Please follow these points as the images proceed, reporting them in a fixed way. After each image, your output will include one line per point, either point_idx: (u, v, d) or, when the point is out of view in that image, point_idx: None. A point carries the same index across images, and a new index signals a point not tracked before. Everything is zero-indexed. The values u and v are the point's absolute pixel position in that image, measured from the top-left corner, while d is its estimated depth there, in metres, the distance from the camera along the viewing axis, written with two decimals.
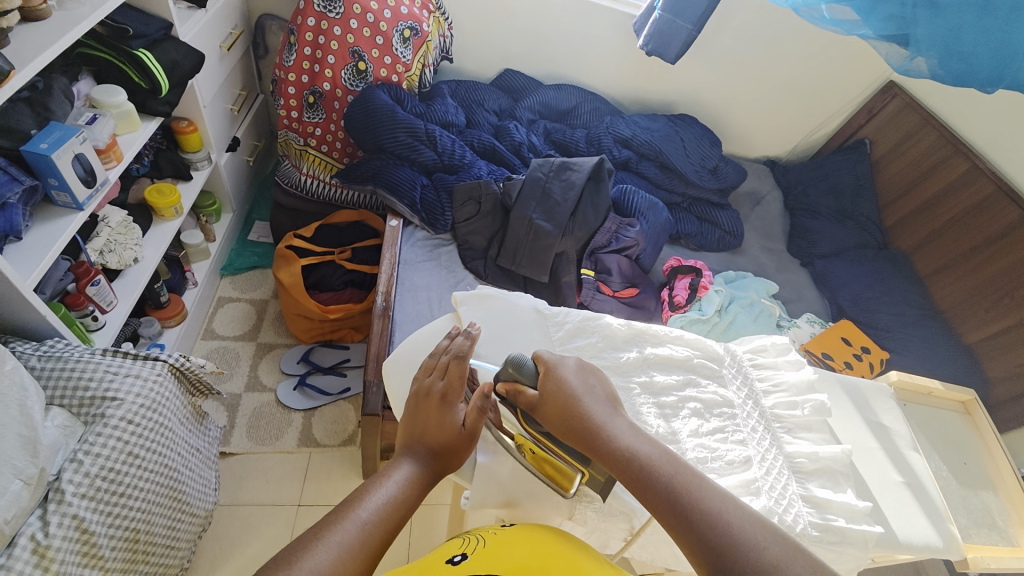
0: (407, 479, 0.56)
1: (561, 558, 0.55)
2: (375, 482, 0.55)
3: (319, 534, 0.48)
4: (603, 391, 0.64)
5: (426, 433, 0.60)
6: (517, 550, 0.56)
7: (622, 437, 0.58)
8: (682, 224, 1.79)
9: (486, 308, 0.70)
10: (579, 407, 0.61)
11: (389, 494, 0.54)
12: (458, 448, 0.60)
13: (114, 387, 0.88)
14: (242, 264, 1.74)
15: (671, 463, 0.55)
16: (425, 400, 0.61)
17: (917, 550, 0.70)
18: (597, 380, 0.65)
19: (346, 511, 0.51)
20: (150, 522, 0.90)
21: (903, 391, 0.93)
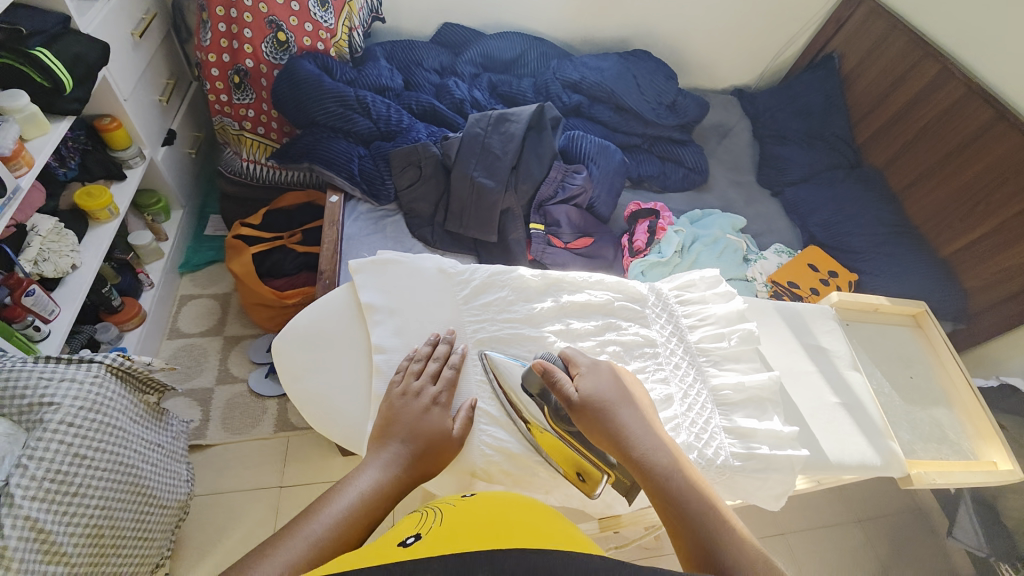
0: (376, 489, 0.50)
1: (529, 527, 0.47)
2: (335, 494, 0.49)
3: (258, 557, 0.42)
4: (638, 400, 0.59)
5: (402, 438, 0.53)
6: (478, 522, 0.47)
7: (663, 460, 0.53)
8: (642, 166, 1.72)
9: (384, 275, 0.66)
10: (615, 418, 0.56)
11: (352, 509, 0.48)
12: (441, 453, 0.54)
13: (50, 392, 0.87)
14: (199, 260, 1.71)
15: (707, 504, 0.50)
16: (405, 403, 0.55)
17: (851, 468, 0.69)
18: (634, 389, 0.60)
19: (297, 529, 0.45)
20: (114, 516, 0.92)
21: (847, 312, 0.90)
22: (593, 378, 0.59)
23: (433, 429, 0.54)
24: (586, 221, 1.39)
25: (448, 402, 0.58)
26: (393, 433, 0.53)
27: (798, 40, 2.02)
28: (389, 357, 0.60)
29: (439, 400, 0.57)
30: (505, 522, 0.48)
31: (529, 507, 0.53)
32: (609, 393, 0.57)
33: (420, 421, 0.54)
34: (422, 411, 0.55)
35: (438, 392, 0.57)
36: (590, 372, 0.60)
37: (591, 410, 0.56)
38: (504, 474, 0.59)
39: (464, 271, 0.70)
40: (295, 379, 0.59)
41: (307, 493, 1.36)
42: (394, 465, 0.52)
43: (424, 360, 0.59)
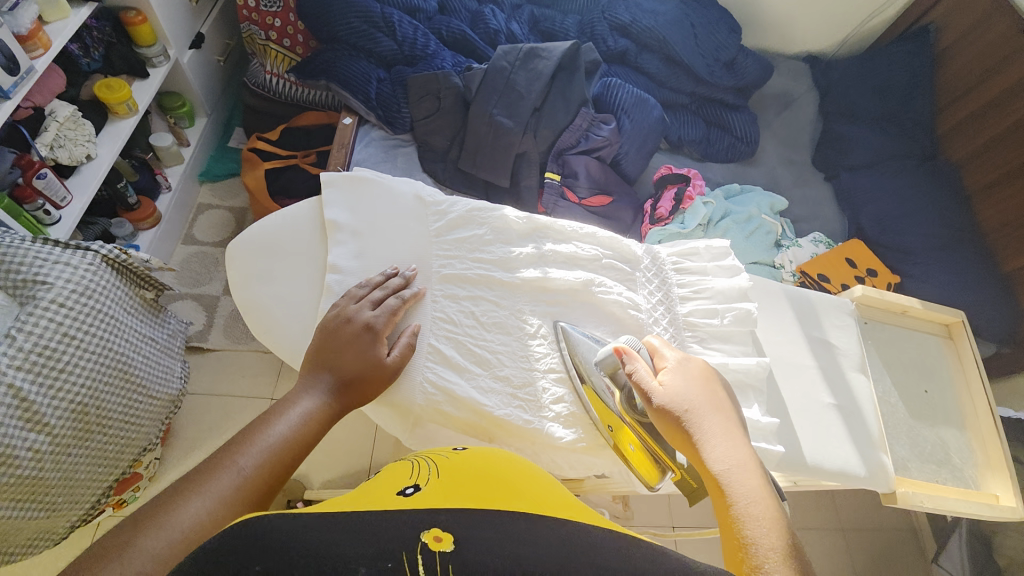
0: (305, 415, 0.49)
1: (531, 493, 0.46)
2: (266, 423, 0.48)
3: (186, 489, 0.42)
4: (727, 411, 0.52)
5: (331, 365, 0.52)
6: (478, 480, 0.45)
7: (739, 477, 0.46)
8: (683, 128, 1.58)
9: (354, 193, 0.62)
10: (696, 420, 0.50)
11: (281, 436, 0.47)
12: (374, 381, 0.52)
13: (43, 273, 0.91)
14: (220, 171, 1.70)
15: (786, 540, 0.42)
16: (338, 327, 0.52)
17: (828, 474, 0.63)
18: (724, 395, 0.53)
19: (225, 458, 0.45)
20: (100, 397, 0.96)
21: (869, 310, 0.81)
22: (679, 377, 0.53)
23: (364, 360, 0.52)
24: (606, 177, 1.30)
25: (386, 329, 0.54)
26: (323, 362, 0.52)
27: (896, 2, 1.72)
28: (342, 278, 0.57)
29: (374, 325, 0.53)
30: (507, 484, 0.46)
31: (530, 474, 0.50)
32: (695, 393, 0.52)
33: (350, 349, 0.52)
34: (355, 336, 0.52)
35: (375, 318, 0.53)
36: (678, 370, 0.54)
37: (677, 407, 0.51)
38: (445, 418, 0.56)
39: (442, 201, 0.65)
40: (244, 287, 0.57)
41: None
42: (326, 392, 0.51)
43: (370, 287, 0.56)
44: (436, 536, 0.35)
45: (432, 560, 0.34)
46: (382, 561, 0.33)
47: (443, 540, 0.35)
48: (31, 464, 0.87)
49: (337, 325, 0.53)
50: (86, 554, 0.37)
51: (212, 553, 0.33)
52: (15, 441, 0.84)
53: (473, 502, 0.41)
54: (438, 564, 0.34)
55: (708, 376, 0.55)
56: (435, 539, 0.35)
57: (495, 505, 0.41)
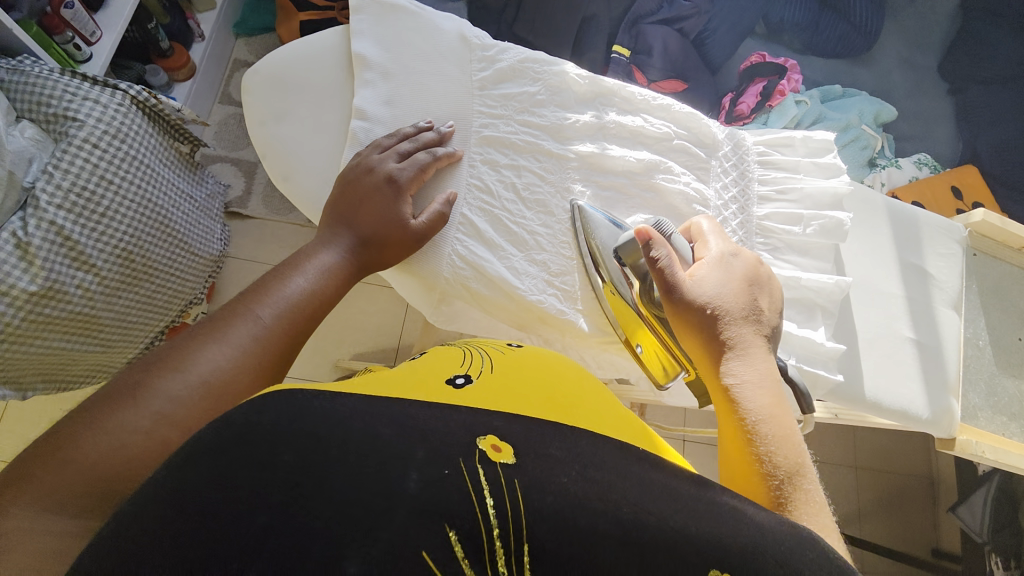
0: (324, 270, 0.46)
1: (589, 403, 0.43)
2: (283, 276, 0.45)
3: (203, 334, 0.40)
4: (756, 311, 0.46)
5: (352, 220, 0.47)
6: (532, 380, 0.43)
7: (766, 387, 0.42)
8: (790, 8, 1.29)
9: (387, 25, 0.52)
10: (717, 324, 0.44)
11: (300, 290, 0.44)
12: (396, 242, 0.47)
13: (73, 108, 0.87)
14: (256, 25, 1.55)
15: (796, 462, 0.38)
16: (358, 178, 0.46)
17: (886, 412, 0.57)
18: (758, 295, 0.46)
19: (240, 308, 0.42)
20: (143, 246, 0.98)
21: (977, 239, 0.68)
22: (706, 274, 0.46)
23: (387, 217, 0.46)
24: (685, 59, 1.09)
25: (411, 186, 0.47)
26: (342, 216, 0.47)
27: None
28: (370, 127, 0.49)
29: (399, 179, 0.47)
30: (564, 390, 0.43)
31: (588, 379, 0.48)
32: (721, 295, 0.45)
33: (371, 203, 0.46)
34: (377, 189, 0.46)
35: (399, 171, 0.47)
36: (706, 270, 0.47)
37: (695, 312, 0.44)
38: (472, 298, 0.51)
39: (491, 46, 0.54)
40: (259, 124, 0.50)
41: None
42: (346, 248, 0.47)
43: (398, 139, 0.49)
44: (495, 445, 0.32)
45: (493, 468, 0.31)
46: (437, 467, 0.30)
47: (502, 451, 0.32)
48: (82, 301, 0.90)
49: (357, 176, 0.47)
50: (98, 394, 0.37)
51: (241, 425, 0.30)
52: (63, 278, 0.87)
53: (526, 407, 0.39)
54: (501, 472, 0.31)
55: (742, 269, 0.47)
56: (493, 449, 0.32)
57: (550, 414, 0.39)
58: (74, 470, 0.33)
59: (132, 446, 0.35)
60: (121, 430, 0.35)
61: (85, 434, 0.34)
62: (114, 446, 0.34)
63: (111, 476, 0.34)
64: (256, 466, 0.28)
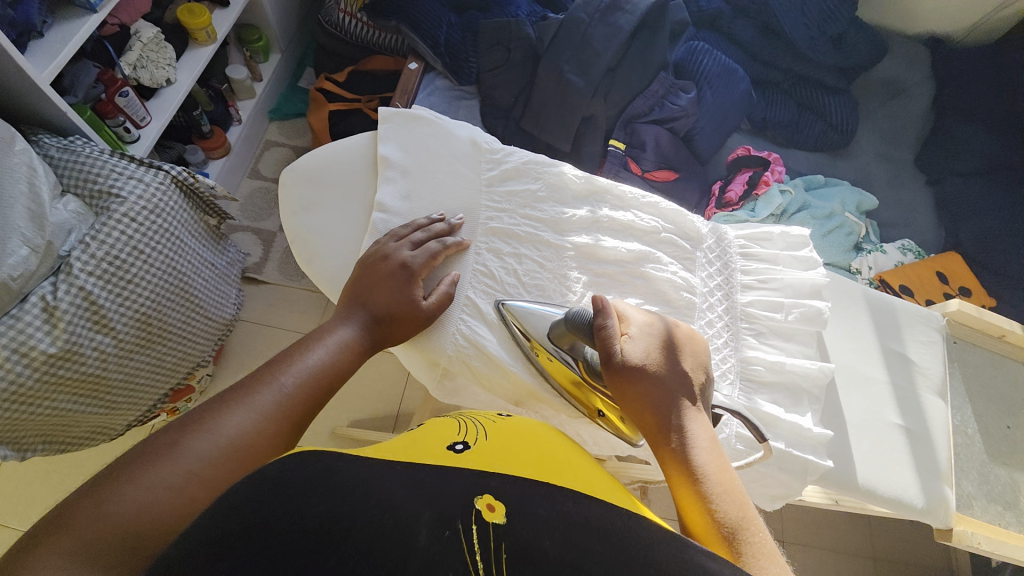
0: (341, 345, 0.49)
1: (579, 473, 0.46)
2: (304, 348, 0.49)
3: (232, 399, 0.43)
4: (688, 375, 0.50)
5: (367, 299, 0.51)
6: (526, 449, 0.46)
7: (707, 445, 0.47)
8: (769, 109, 1.43)
9: (408, 132, 0.60)
10: (655, 389, 0.48)
11: (319, 362, 0.48)
12: (407, 321, 0.51)
13: (118, 186, 0.96)
14: (289, 110, 1.74)
15: (738, 514, 0.43)
16: (375, 263, 0.52)
17: (882, 500, 0.57)
18: (690, 362, 0.51)
19: (265, 375, 0.45)
20: (162, 311, 1.03)
21: (958, 328, 0.72)
22: (645, 343, 0.50)
23: (399, 298, 0.51)
24: (676, 152, 1.20)
25: (422, 272, 0.52)
26: (358, 297, 0.51)
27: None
28: (388, 219, 0.55)
29: (411, 265, 0.51)
30: (556, 460, 0.46)
31: (574, 449, 0.52)
32: (655, 364, 0.49)
33: (386, 286, 0.51)
34: (391, 273, 0.51)
35: (413, 257, 0.52)
36: (641, 336, 0.51)
37: (637, 378, 0.48)
38: (474, 374, 0.54)
39: (499, 150, 0.62)
40: (290, 214, 0.56)
41: None
42: (361, 325, 0.51)
43: (412, 228, 0.54)
44: (489, 504, 0.35)
45: (485, 527, 0.33)
46: (440, 527, 0.32)
47: (495, 510, 0.35)
48: (96, 363, 0.94)
49: (374, 260, 0.52)
50: (134, 449, 0.39)
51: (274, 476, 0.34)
52: (82, 340, 0.91)
53: (521, 471, 0.42)
54: (491, 537, 0.33)
55: (674, 339, 0.52)
56: (487, 508, 0.35)
57: (545, 478, 0.42)
58: (108, 522, 0.35)
59: (162, 502, 0.37)
60: (155, 486, 0.37)
61: (120, 488, 0.37)
62: (145, 502, 0.36)
63: (140, 530, 0.36)
64: (290, 516, 0.31)
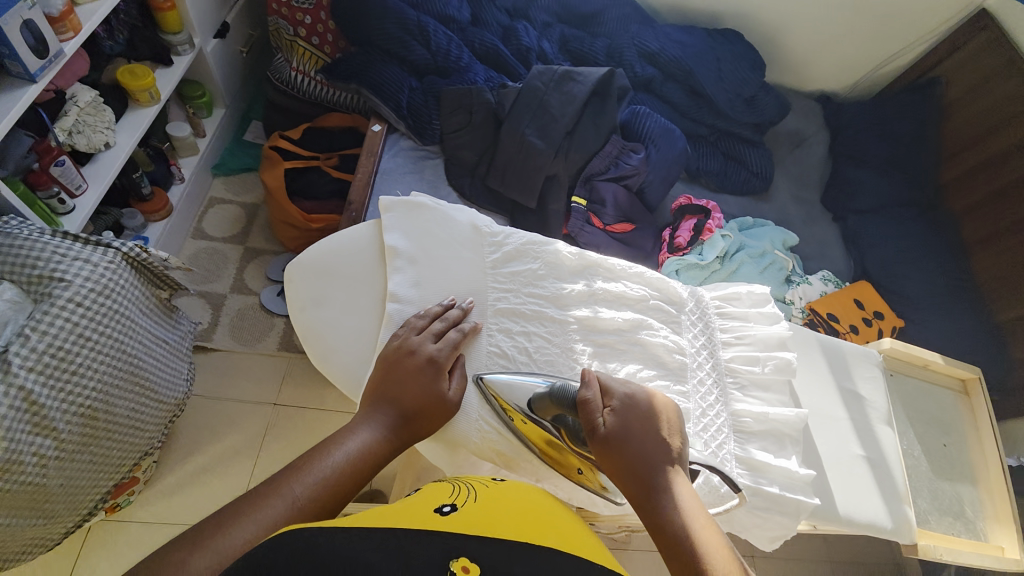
0: (362, 448, 0.50)
1: (561, 531, 0.49)
2: (323, 452, 0.49)
3: (244, 511, 0.43)
4: (670, 440, 0.53)
5: (392, 397, 0.52)
6: (514, 511, 0.49)
7: (688, 503, 0.49)
8: (702, 160, 1.60)
9: (411, 217, 0.62)
10: (636, 455, 0.51)
11: (336, 468, 0.48)
12: (433, 416, 0.52)
13: (61, 268, 0.87)
14: (235, 165, 1.67)
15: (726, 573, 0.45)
16: (401, 358, 0.53)
17: (858, 527, 0.65)
18: (670, 428, 0.54)
19: (280, 484, 0.45)
20: (110, 402, 0.93)
21: (893, 362, 0.84)
22: (625, 412, 0.53)
23: (428, 392, 0.52)
24: (631, 206, 1.30)
25: (447, 363, 0.54)
26: (385, 394, 0.52)
27: (896, 57, 1.70)
28: (402, 308, 0.57)
29: (438, 358, 0.53)
30: (540, 520, 0.49)
31: (558, 509, 0.54)
32: (637, 431, 0.52)
33: (414, 381, 0.52)
34: (420, 368, 0.52)
35: (437, 350, 0.54)
36: (623, 406, 0.54)
37: (616, 444, 0.52)
38: (496, 453, 0.57)
39: (499, 232, 0.65)
40: (300, 309, 0.57)
41: (298, 417, 1.37)
42: (384, 425, 0.51)
43: (429, 318, 0.56)
44: (464, 567, 0.38)
45: None
46: None
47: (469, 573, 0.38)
48: (36, 470, 0.84)
49: (398, 355, 0.53)
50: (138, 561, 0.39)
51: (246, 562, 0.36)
52: (20, 447, 0.81)
53: (502, 530, 0.44)
54: None
55: (655, 407, 0.55)
56: (463, 569, 0.38)
57: (530, 539, 0.44)
58: None
59: None
60: None
61: None
62: None
63: None
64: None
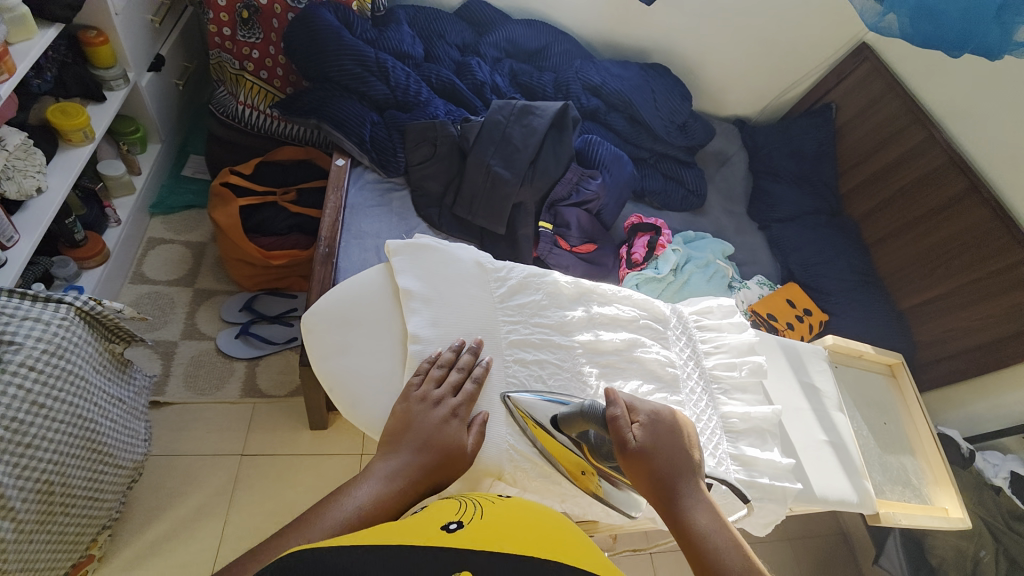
0: (377, 497, 0.51)
1: (566, 544, 0.46)
2: (339, 499, 0.51)
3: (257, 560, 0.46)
4: (690, 451, 0.59)
5: (415, 447, 0.55)
6: (520, 527, 0.46)
7: (704, 521, 0.55)
8: (646, 181, 1.73)
9: (418, 259, 0.67)
10: (660, 468, 0.57)
11: (349, 516, 0.49)
12: (453, 466, 0.55)
13: (10, 330, 0.79)
14: (175, 203, 1.57)
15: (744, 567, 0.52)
16: (421, 412, 0.57)
17: (832, 504, 0.74)
18: (689, 446, 0.59)
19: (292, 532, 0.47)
20: (66, 473, 0.84)
21: (836, 354, 0.99)
22: (649, 428, 0.59)
23: (450, 443, 0.56)
24: (594, 228, 1.39)
25: (465, 415, 0.59)
26: (407, 442, 0.55)
27: (798, 86, 1.95)
28: (423, 348, 0.62)
29: (457, 410, 0.58)
30: (552, 536, 0.46)
31: (573, 527, 0.51)
32: (661, 442, 0.58)
33: (437, 431, 0.56)
34: (441, 420, 0.56)
35: (457, 404, 0.58)
36: (648, 421, 0.60)
37: (642, 455, 0.57)
38: (525, 477, 0.61)
39: (501, 267, 0.71)
40: (323, 358, 0.62)
41: (269, 465, 1.29)
42: (402, 476, 0.53)
43: (445, 367, 0.60)
44: None
45: None
46: None
47: None
48: None
49: (418, 409, 0.57)
50: None
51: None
52: None
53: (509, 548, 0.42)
54: None
55: (679, 425, 0.61)
56: None
57: (534, 554, 0.41)
58: None
59: None
60: None
61: None
62: None
63: None
64: None
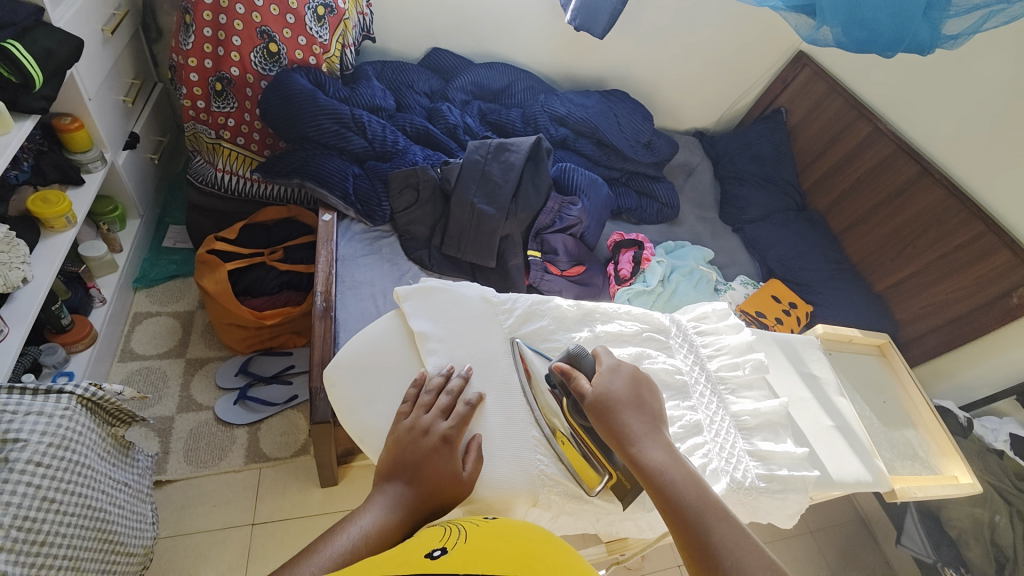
0: (376, 527, 0.52)
1: (549, 558, 0.46)
2: (339, 531, 0.52)
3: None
4: (652, 408, 0.65)
5: (412, 477, 0.57)
6: (503, 547, 0.46)
7: (660, 456, 0.60)
8: (621, 199, 1.79)
9: (429, 301, 0.73)
10: (619, 413, 0.63)
11: (350, 547, 0.50)
12: (449, 494, 0.58)
13: (14, 427, 0.76)
14: (158, 275, 1.56)
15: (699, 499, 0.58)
16: (416, 440, 0.59)
17: (850, 486, 0.77)
18: (650, 396, 0.66)
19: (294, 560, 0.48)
20: (78, 568, 0.81)
21: (829, 342, 1.04)
22: (610, 378, 0.66)
23: (444, 469, 0.58)
24: (580, 250, 1.44)
25: (458, 439, 0.61)
26: (402, 472, 0.58)
27: (748, 95, 2.10)
28: None
29: (450, 436, 0.60)
30: (531, 551, 0.46)
31: (555, 540, 0.51)
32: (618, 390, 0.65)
33: (431, 459, 0.58)
34: (436, 448, 0.59)
35: (449, 428, 0.60)
36: (609, 372, 0.67)
37: (602, 401, 0.64)
38: (558, 500, 0.65)
39: (506, 300, 0.77)
40: (351, 410, 0.66)
41: (280, 532, 1.25)
42: (399, 507, 0.55)
43: (433, 393, 0.64)
44: None
45: None
46: None
47: None
48: None
49: (412, 437, 0.59)
50: None
51: None
52: None
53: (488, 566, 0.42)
54: None
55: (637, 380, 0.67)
56: None
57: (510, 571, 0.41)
58: None
59: None
60: None
61: None
62: None
63: None
64: None
